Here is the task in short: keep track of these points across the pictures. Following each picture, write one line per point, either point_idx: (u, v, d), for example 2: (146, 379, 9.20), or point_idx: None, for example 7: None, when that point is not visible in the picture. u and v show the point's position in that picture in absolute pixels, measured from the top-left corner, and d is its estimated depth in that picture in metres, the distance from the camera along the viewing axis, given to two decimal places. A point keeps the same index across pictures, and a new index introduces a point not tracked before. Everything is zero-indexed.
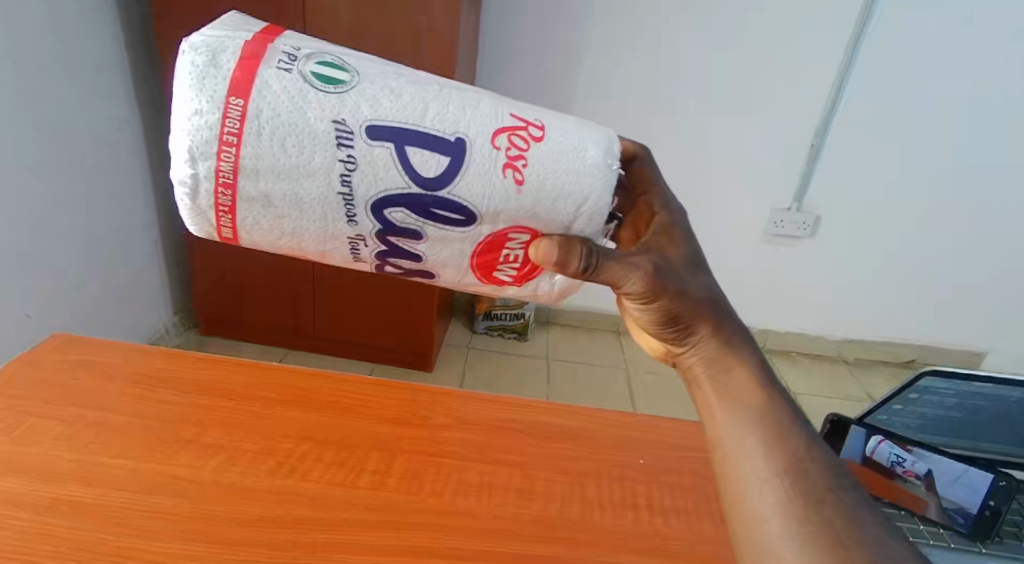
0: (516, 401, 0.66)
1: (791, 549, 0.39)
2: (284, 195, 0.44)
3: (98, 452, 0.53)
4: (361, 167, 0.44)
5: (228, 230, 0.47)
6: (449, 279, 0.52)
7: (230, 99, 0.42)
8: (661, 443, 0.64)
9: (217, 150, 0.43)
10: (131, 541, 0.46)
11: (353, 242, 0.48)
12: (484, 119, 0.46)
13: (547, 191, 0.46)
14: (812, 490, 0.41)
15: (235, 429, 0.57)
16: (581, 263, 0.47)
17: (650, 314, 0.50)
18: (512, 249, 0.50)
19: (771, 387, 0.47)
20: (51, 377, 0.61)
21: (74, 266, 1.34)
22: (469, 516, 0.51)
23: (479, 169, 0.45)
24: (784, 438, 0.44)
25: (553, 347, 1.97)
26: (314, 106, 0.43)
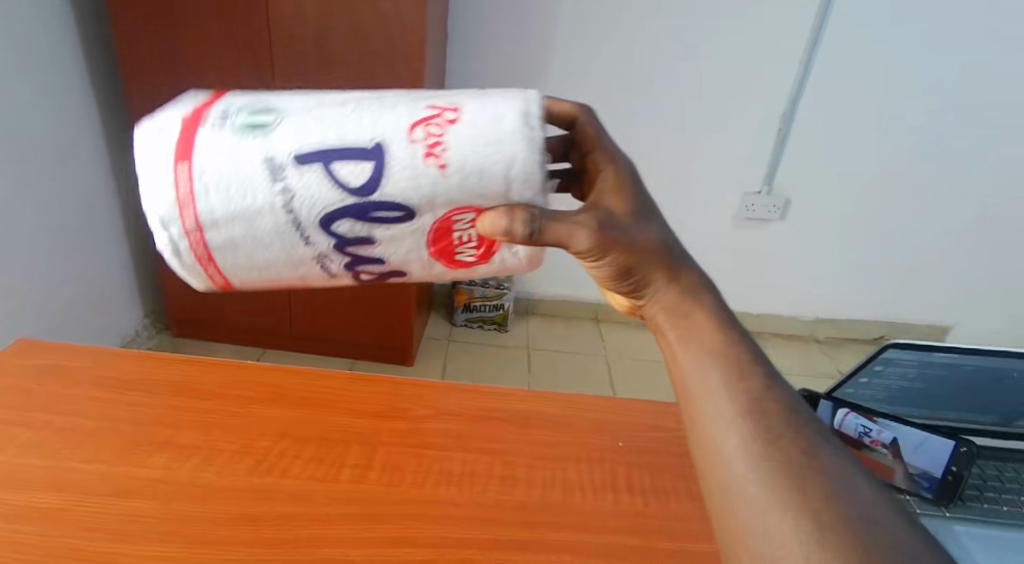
0: (496, 390, 0.66)
1: (756, 486, 0.37)
2: (244, 235, 0.45)
3: (69, 457, 0.52)
4: (296, 193, 0.44)
5: (218, 277, 0.49)
6: (416, 272, 0.50)
7: (176, 163, 0.44)
8: (637, 424, 0.64)
9: (178, 212, 0.44)
10: (105, 546, 0.45)
11: (321, 260, 0.47)
12: (398, 118, 0.44)
13: (474, 170, 0.43)
14: (771, 425, 0.39)
15: (212, 429, 0.57)
16: (525, 231, 0.43)
17: (604, 270, 0.47)
18: (463, 231, 0.47)
19: (727, 331, 0.44)
20: (16, 384, 0.60)
21: (44, 272, 1.32)
22: (450, 505, 0.52)
23: (403, 167, 0.43)
24: (743, 376, 0.42)
25: (533, 337, 1.98)
26: (245, 149, 0.43)
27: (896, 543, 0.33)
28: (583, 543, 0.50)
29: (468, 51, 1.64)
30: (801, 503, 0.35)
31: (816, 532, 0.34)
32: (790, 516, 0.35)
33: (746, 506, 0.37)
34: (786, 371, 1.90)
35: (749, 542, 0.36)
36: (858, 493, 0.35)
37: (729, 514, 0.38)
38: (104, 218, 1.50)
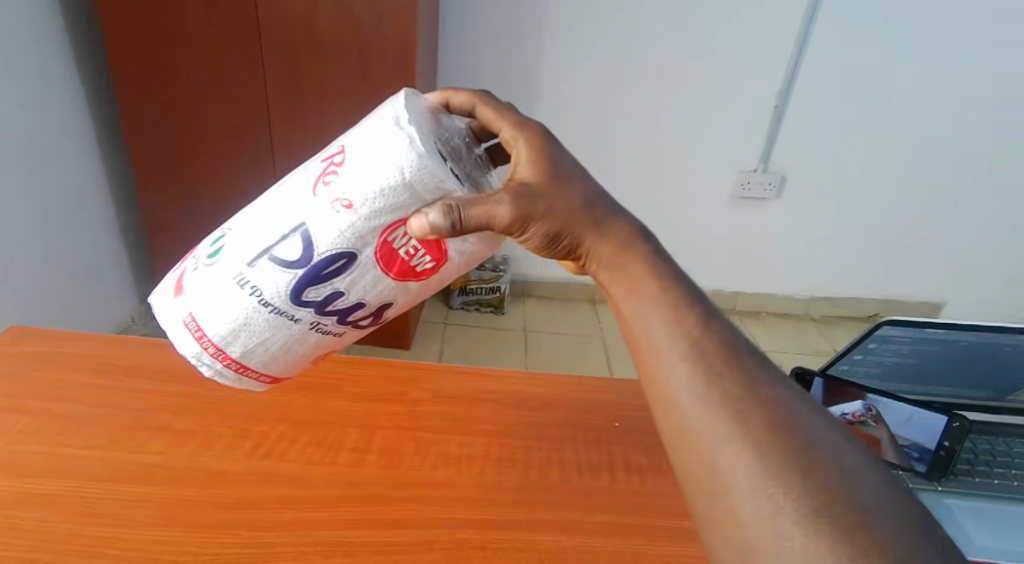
0: (492, 372, 0.67)
1: (707, 427, 0.34)
2: (252, 341, 0.43)
3: (67, 442, 0.52)
4: (263, 286, 0.41)
5: (265, 376, 0.45)
6: (401, 297, 0.44)
7: (176, 310, 0.43)
8: (635, 405, 0.65)
9: (198, 342, 0.43)
10: (106, 531, 0.45)
11: (319, 325, 0.44)
12: (304, 183, 0.42)
13: (375, 194, 0.39)
14: (714, 362, 0.36)
15: (210, 414, 0.57)
16: (453, 224, 0.40)
17: (534, 243, 0.44)
18: (405, 244, 0.42)
19: (660, 271, 0.41)
20: (12, 371, 0.60)
21: (37, 261, 1.31)
22: (448, 486, 0.52)
23: (326, 226, 0.40)
24: (681, 313, 0.38)
25: (529, 319, 1.99)
26: (215, 272, 0.42)
27: (843, 474, 0.31)
28: (580, 522, 0.51)
29: (462, 31, 1.61)
30: (750, 441, 0.33)
31: (765, 469, 0.32)
32: (740, 454, 0.33)
33: (698, 447, 0.34)
34: (782, 349, 1.91)
35: (702, 485, 0.34)
36: (806, 425, 0.33)
37: (682, 456, 0.36)
38: (93, 208, 1.48)
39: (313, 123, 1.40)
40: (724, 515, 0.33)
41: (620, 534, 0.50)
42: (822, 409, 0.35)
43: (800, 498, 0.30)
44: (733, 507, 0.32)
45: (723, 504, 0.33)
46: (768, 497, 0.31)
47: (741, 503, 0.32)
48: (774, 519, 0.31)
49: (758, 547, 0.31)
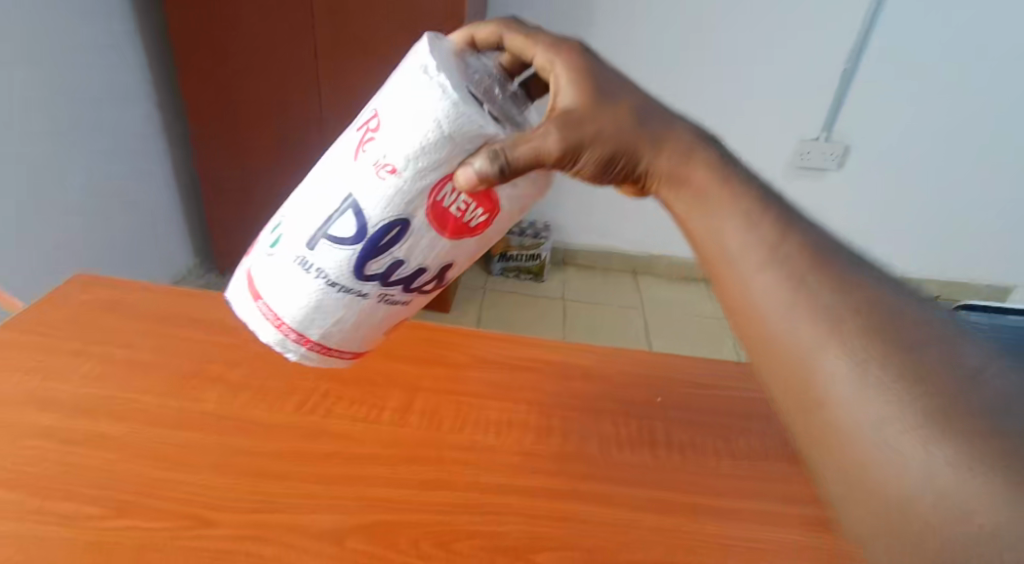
0: (532, 340, 0.67)
1: (795, 337, 0.34)
2: (328, 322, 0.43)
3: (128, 389, 0.55)
4: (326, 266, 0.42)
5: (348, 352, 0.46)
6: (461, 257, 0.44)
7: (253, 305, 0.45)
8: (676, 380, 0.64)
9: (281, 331, 0.44)
10: (165, 473, 0.48)
11: (387, 296, 0.44)
12: (344, 154, 0.42)
13: (416, 152, 0.39)
14: (799, 270, 0.35)
15: (260, 368, 0.59)
16: (501, 169, 0.38)
17: (588, 172, 0.43)
18: (455, 200, 0.41)
19: (734, 183, 0.40)
20: (78, 316, 0.63)
21: (100, 211, 1.38)
22: (488, 451, 0.53)
23: (376, 197, 0.40)
24: (760, 223, 0.38)
25: (569, 288, 1.98)
26: (281, 260, 0.43)
27: (962, 378, 0.29)
28: (618, 494, 0.51)
29: None
30: (847, 347, 0.32)
31: (863, 379, 0.31)
32: (837, 362, 0.32)
33: (793, 361, 0.34)
34: None
35: (795, 396, 0.34)
36: (905, 323, 0.32)
37: (771, 370, 0.36)
38: (149, 165, 1.52)
39: (363, 80, 1.40)
40: (819, 426, 0.33)
41: (658, 508, 0.50)
42: (927, 308, 0.33)
43: (910, 406, 0.29)
44: (834, 419, 0.32)
45: (819, 415, 0.33)
46: (872, 404, 0.30)
47: (842, 414, 0.32)
48: (881, 429, 0.30)
49: (867, 458, 0.30)
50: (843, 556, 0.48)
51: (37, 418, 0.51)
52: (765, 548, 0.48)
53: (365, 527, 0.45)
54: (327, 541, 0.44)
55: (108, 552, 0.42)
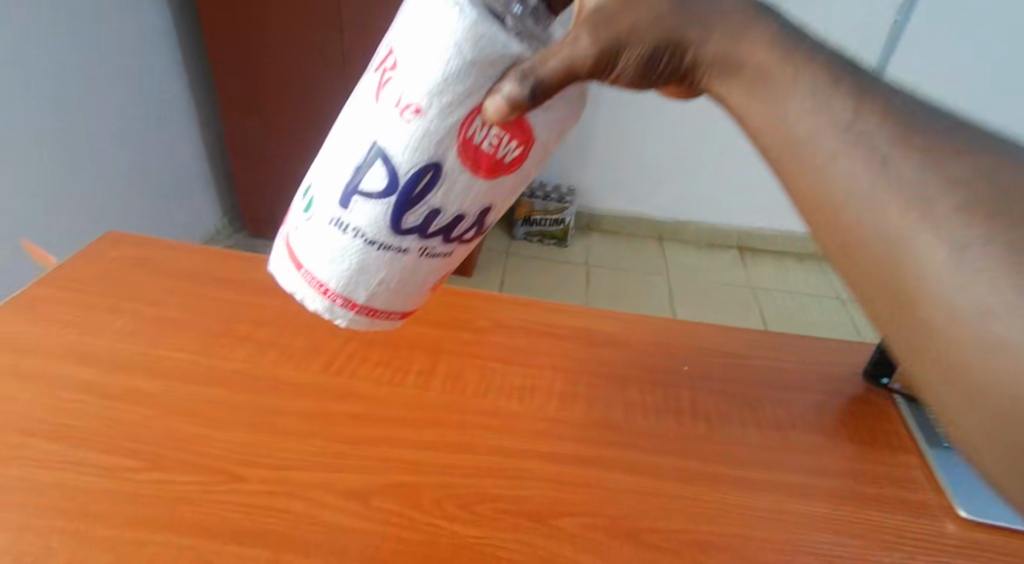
0: (556, 305, 0.67)
1: (879, 232, 0.28)
2: (372, 283, 0.38)
3: (161, 346, 0.56)
4: (363, 224, 0.37)
5: (394, 313, 0.41)
6: (499, 198, 0.38)
7: (292, 279, 0.40)
8: (701, 349, 0.64)
9: (323, 299, 0.39)
10: (197, 429, 0.49)
11: (429, 249, 0.38)
12: (364, 100, 0.37)
13: (439, 86, 0.33)
14: (878, 147, 0.28)
15: (287, 328, 0.60)
16: (532, 93, 0.32)
17: (628, 81, 0.35)
18: (485, 135, 0.35)
19: (795, 43, 0.32)
20: (111, 273, 0.65)
21: (132, 170, 1.47)
22: (512, 416, 0.53)
23: (405, 141, 0.35)
24: (827, 94, 0.30)
25: (592, 253, 1.98)
26: (316, 224, 0.38)
27: None
28: (641, 462, 0.51)
29: None
30: (952, 232, 0.26)
31: (965, 264, 0.25)
32: (942, 254, 0.26)
33: (884, 259, 0.28)
34: None
35: (883, 303, 0.28)
36: None
37: (851, 275, 0.30)
38: (163, 122, 1.55)
39: None
40: (918, 334, 0.27)
41: (681, 476, 0.50)
42: None
43: None
44: (945, 323, 0.26)
45: (916, 321, 0.27)
46: (996, 301, 0.24)
47: (954, 317, 0.25)
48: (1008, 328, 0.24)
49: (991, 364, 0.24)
50: (872, 531, 0.47)
51: (75, 372, 0.53)
52: (791, 521, 0.47)
53: (392, 487, 0.46)
54: (355, 500, 0.45)
55: (145, 502, 0.43)
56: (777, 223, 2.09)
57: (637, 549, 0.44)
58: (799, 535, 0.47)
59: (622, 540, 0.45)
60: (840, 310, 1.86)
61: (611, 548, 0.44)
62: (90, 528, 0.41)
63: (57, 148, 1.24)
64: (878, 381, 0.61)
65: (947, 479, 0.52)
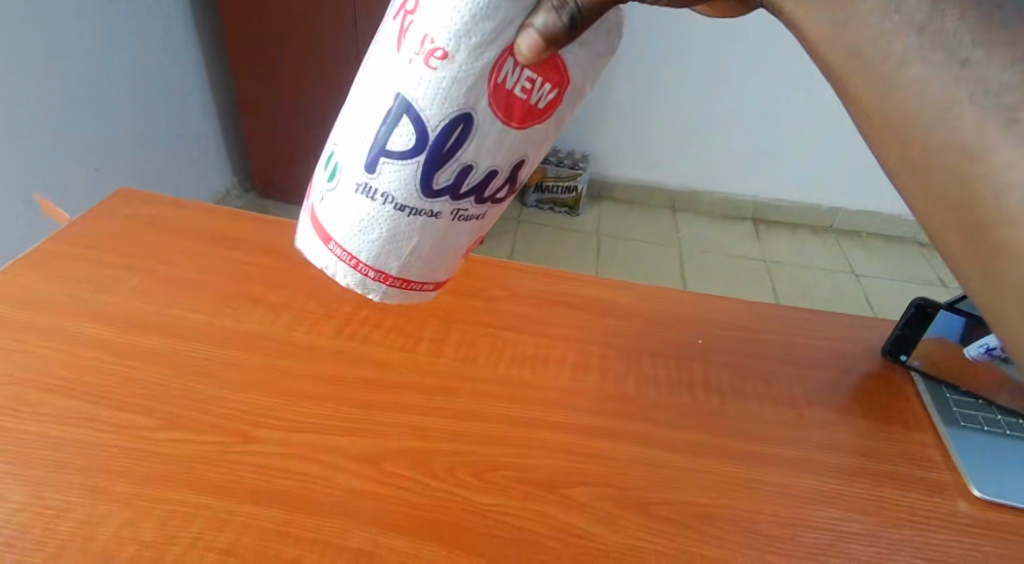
0: (568, 274, 0.67)
1: (950, 135, 0.28)
2: (404, 252, 0.35)
3: (175, 306, 0.57)
4: (390, 188, 0.33)
5: (428, 282, 0.37)
6: (534, 149, 0.34)
7: (319, 254, 0.37)
8: (715, 322, 0.63)
9: (353, 272, 0.36)
10: (211, 389, 0.50)
11: (461, 211, 0.34)
12: (383, 53, 0.32)
13: (466, 26, 0.29)
14: (957, 47, 0.28)
15: (300, 291, 0.60)
16: (566, 22, 0.29)
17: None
18: (515, 80, 0.30)
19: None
20: (122, 232, 0.65)
21: (140, 127, 1.46)
22: (525, 385, 0.54)
23: (431, 91, 0.30)
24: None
25: (603, 222, 1.97)
26: (341, 193, 0.34)
27: None
28: (653, 434, 0.51)
29: None
30: None
31: None
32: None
33: (957, 172, 0.28)
34: (890, 278, 1.90)
35: (945, 207, 0.29)
36: None
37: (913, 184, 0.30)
38: (173, 79, 1.54)
39: None
40: (981, 234, 0.28)
41: (692, 450, 0.50)
42: None
43: None
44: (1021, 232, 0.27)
45: (982, 224, 0.28)
46: None
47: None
48: None
49: None
50: (885, 508, 0.47)
51: (91, 330, 0.53)
52: (802, 497, 0.47)
53: (405, 452, 0.47)
54: (368, 464, 0.46)
55: (162, 460, 0.44)
56: (790, 192, 2.07)
57: (648, 520, 0.44)
58: (811, 510, 0.47)
59: (632, 511, 0.45)
60: (853, 284, 1.85)
61: (621, 518, 0.44)
62: (108, 484, 0.42)
63: (61, 103, 1.23)
64: (896, 359, 0.61)
65: (963, 460, 0.51)
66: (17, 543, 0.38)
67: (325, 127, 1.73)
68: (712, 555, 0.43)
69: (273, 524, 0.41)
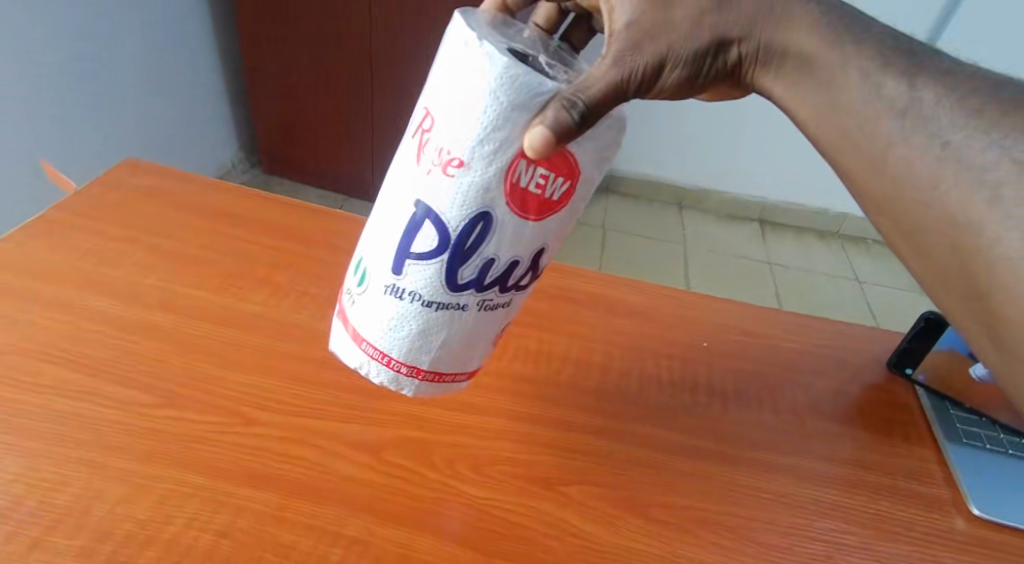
0: (574, 270, 0.66)
1: (941, 208, 0.30)
2: (435, 345, 0.33)
3: (177, 282, 0.56)
4: (416, 286, 0.32)
5: (460, 372, 0.36)
6: (554, 237, 0.32)
7: (352, 358, 0.35)
8: (719, 325, 0.63)
9: (386, 370, 0.34)
10: (211, 368, 0.49)
11: (487, 301, 0.33)
12: (402, 167, 0.32)
13: (479, 136, 0.29)
14: (936, 130, 0.30)
15: (303, 273, 0.60)
16: (577, 117, 0.28)
17: (673, 85, 0.36)
18: (531, 177, 0.30)
19: (847, 29, 0.33)
20: (126, 204, 0.64)
21: (147, 96, 1.45)
22: (528, 380, 0.54)
23: (451, 197, 0.30)
24: (882, 79, 0.31)
25: (608, 215, 1.97)
26: (369, 295, 0.33)
27: None
28: (653, 436, 0.51)
29: None
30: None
31: None
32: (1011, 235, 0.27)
33: (951, 242, 0.29)
34: (893, 286, 1.89)
35: (947, 277, 0.30)
36: None
37: (915, 254, 0.32)
38: (181, 50, 1.53)
39: None
40: (982, 300, 0.29)
41: (692, 453, 0.50)
42: None
43: None
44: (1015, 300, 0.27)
45: (981, 294, 0.29)
46: None
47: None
48: None
49: None
50: (881, 521, 0.48)
51: (94, 302, 0.53)
52: (801, 506, 0.48)
53: (403, 443, 0.47)
54: (366, 452, 0.46)
55: (160, 438, 0.44)
56: (799, 195, 2.06)
57: (646, 523, 0.44)
58: (808, 520, 0.47)
59: (630, 513, 0.45)
60: (856, 289, 1.85)
61: (618, 519, 0.44)
62: (106, 459, 0.42)
63: (69, 68, 1.22)
64: (901, 371, 0.61)
65: (964, 477, 0.51)
66: (14, 515, 0.38)
67: (334, 108, 1.72)
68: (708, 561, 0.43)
69: (269, 508, 0.41)
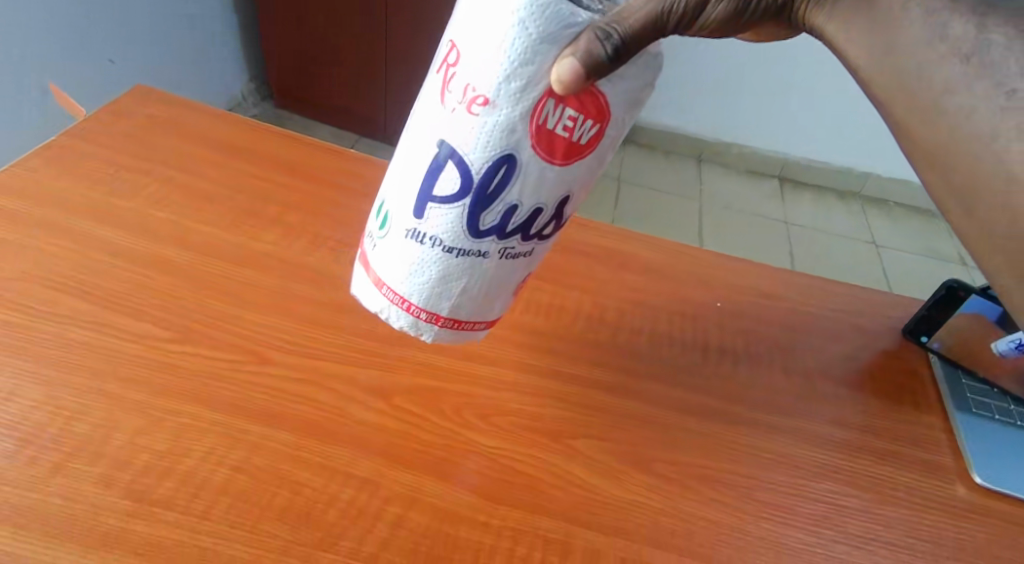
0: (589, 223, 0.65)
1: (997, 161, 0.29)
2: (455, 292, 0.33)
3: (190, 218, 0.56)
4: (438, 231, 0.31)
5: (479, 320, 0.35)
6: (580, 184, 0.31)
7: (374, 301, 0.35)
8: (734, 285, 0.63)
9: (406, 315, 0.34)
10: (224, 307, 0.50)
11: (509, 249, 0.32)
12: (427, 103, 0.31)
13: (506, 71, 0.27)
14: (1002, 78, 0.29)
15: (319, 214, 0.60)
16: (608, 50, 0.26)
17: (719, 20, 0.33)
18: (558, 119, 0.28)
19: None
20: (137, 134, 0.63)
21: (156, 22, 1.41)
22: (538, 332, 0.54)
23: (475, 138, 0.28)
24: (948, 19, 0.30)
25: (624, 166, 1.93)
26: (391, 238, 0.33)
27: None
28: (661, 393, 0.52)
29: None
30: None
31: None
32: None
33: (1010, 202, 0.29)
34: (909, 251, 1.86)
35: (996, 234, 0.30)
36: None
37: (963, 214, 0.31)
38: None
39: None
40: None
41: (696, 412, 0.51)
42: None
43: None
44: None
45: None
46: None
47: None
48: None
49: None
50: (881, 484, 0.48)
51: (106, 234, 0.53)
52: (803, 468, 0.48)
53: (411, 391, 0.47)
54: (376, 396, 0.46)
55: (176, 372, 0.45)
56: (824, 152, 2.02)
57: (649, 478, 0.45)
58: (809, 481, 0.47)
59: (634, 468, 0.46)
60: (872, 253, 1.82)
61: (622, 472, 0.45)
62: (123, 391, 0.43)
63: None
64: (916, 339, 0.61)
65: (968, 444, 0.52)
66: (36, 441, 0.39)
67: (349, 43, 1.67)
68: (710, 517, 0.44)
69: (285, 447, 0.42)
